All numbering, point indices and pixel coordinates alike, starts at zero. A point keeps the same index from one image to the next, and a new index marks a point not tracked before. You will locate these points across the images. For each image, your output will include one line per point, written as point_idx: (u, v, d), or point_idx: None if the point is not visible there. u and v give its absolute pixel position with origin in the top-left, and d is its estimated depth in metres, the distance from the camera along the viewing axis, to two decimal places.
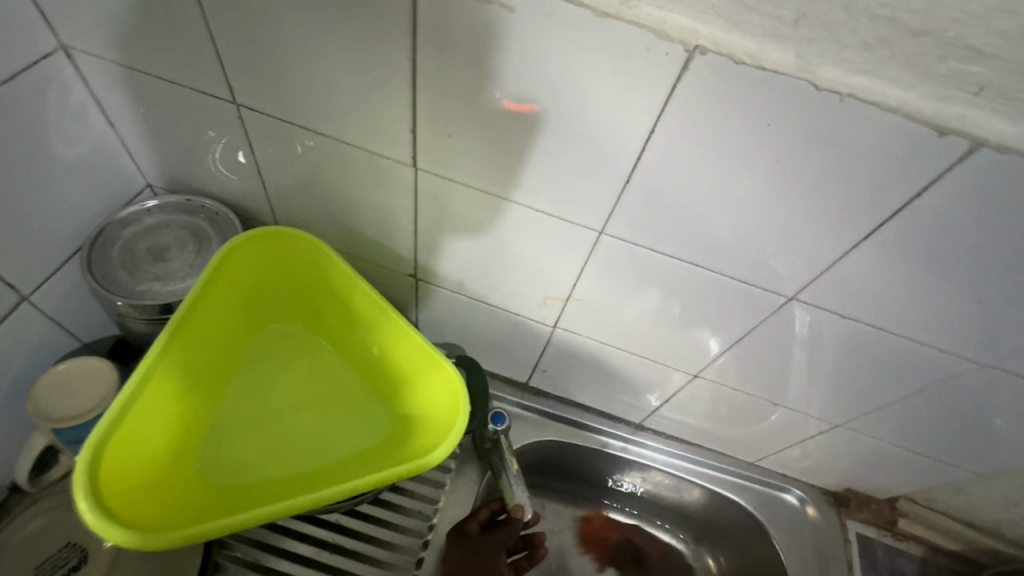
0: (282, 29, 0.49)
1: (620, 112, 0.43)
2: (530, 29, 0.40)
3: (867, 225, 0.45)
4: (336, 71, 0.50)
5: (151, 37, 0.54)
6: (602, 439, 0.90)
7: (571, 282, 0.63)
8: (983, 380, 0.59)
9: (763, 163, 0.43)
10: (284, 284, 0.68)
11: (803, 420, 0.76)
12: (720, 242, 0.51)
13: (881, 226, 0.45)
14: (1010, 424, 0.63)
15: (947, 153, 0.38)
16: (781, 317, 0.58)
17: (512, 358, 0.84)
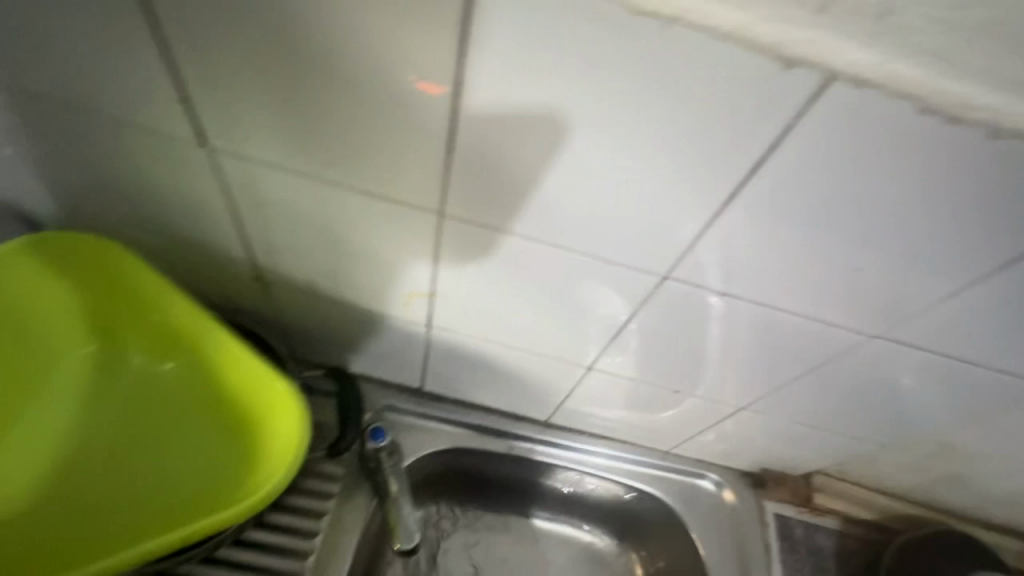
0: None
1: (421, 60, 0.34)
2: None
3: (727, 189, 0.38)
4: (68, 26, 0.39)
5: None
6: (507, 442, 0.82)
7: (429, 275, 0.54)
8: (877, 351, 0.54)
9: (596, 118, 0.35)
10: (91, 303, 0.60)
11: (709, 403, 0.70)
12: (574, 218, 0.43)
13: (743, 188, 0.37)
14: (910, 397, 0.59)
15: (797, 92, 0.31)
16: (661, 300, 0.51)
17: (395, 364, 0.74)
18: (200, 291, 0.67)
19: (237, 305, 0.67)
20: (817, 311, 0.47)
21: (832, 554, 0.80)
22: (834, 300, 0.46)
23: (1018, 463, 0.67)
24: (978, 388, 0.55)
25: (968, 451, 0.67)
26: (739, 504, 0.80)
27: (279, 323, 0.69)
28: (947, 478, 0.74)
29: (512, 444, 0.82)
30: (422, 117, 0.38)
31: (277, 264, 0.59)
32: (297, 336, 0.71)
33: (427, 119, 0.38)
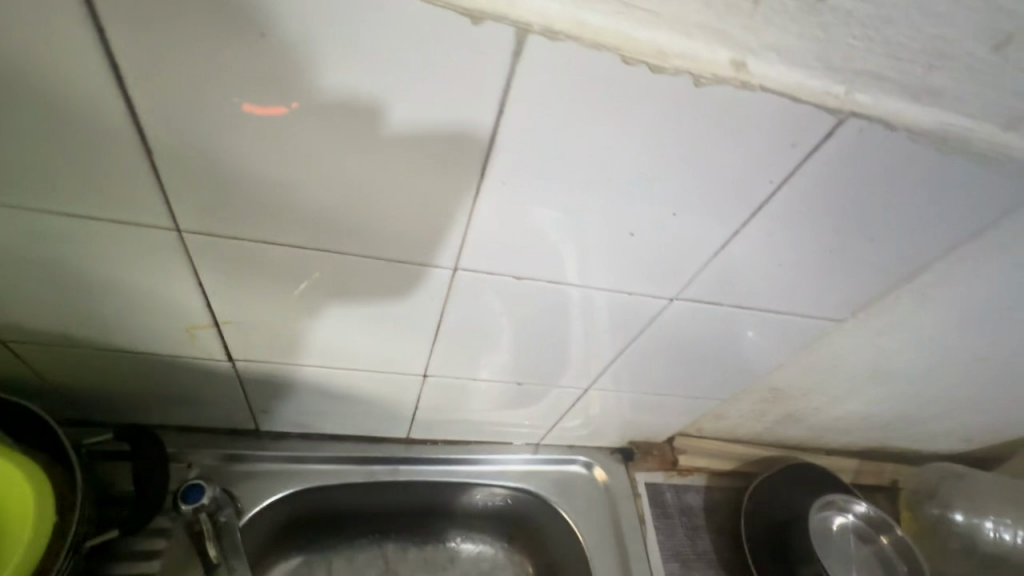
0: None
1: (55, 43, 0.27)
2: None
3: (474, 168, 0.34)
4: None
5: None
6: (366, 469, 0.75)
7: (203, 303, 0.47)
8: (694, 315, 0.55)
9: (300, 98, 0.30)
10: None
11: (560, 390, 0.69)
12: (330, 219, 0.38)
13: (493, 166, 0.34)
14: (734, 354, 0.61)
15: (499, 51, 0.28)
16: (462, 295, 0.47)
17: (214, 407, 0.65)
18: None
19: None
20: (618, 284, 0.46)
21: (702, 510, 0.83)
22: (628, 273, 0.44)
23: (834, 395, 0.73)
24: (787, 335, 0.56)
25: (794, 393, 0.72)
26: (611, 481, 0.80)
27: (49, 385, 0.57)
28: (784, 417, 0.79)
29: (372, 470, 0.75)
30: (94, 114, 0.31)
31: (7, 316, 0.48)
32: (78, 396, 0.59)
33: (102, 117, 0.31)
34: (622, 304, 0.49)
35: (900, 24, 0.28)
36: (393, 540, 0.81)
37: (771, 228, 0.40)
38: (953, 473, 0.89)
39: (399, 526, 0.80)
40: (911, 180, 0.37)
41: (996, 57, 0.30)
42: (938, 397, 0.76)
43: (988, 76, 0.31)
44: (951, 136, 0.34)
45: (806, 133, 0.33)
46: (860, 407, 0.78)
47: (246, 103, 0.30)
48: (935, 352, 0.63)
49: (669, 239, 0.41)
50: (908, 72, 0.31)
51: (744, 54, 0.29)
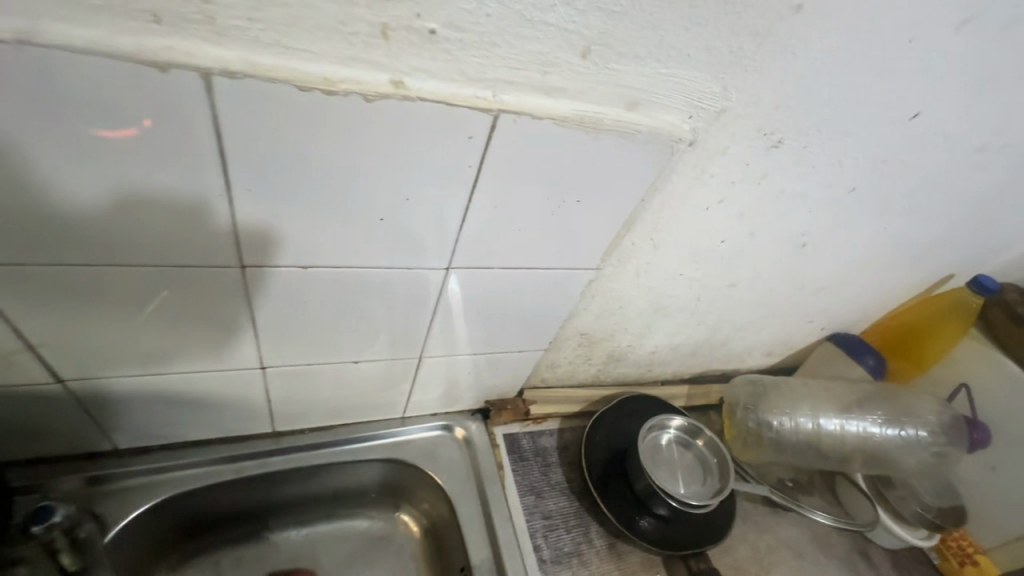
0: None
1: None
2: None
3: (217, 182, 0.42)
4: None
5: None
6: (236, 466, 0.80)
7: (12, 329, 0.51)
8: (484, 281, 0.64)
9: (34, 136, 0.36)
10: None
11: (401, 365, 0.78)
12: (106, 233, 0.44)
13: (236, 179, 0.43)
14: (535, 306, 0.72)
15: (191, 91, 0.36)
16: (263, 289, 0.54)
17: (60, 433, 0.67)
18: None
19: None
20: (395, 261, 0.55)
21: (556, 449, 0.96)
22: (402, 250, 0.54)
23: (637, 331, 0.88)
24: (567, 287, 0.69)
25: (604, 335, 0.86)
26: (473, 438, 0.91)
27: None
28: (608, 357, 0.94)
29: (242, 466, 0.80)
30: None
31: None
32: None
33: None
34: (409, 280, 0.59)
35: (502, 45, 0.39)
36: (285, 526, 0.87)
37: (495, 202, 0.51)
38: (755, 381, 1.09)
39: (287, 512, 0.86)
40: (580, 154, 0.49)
41: (586, 61, 0.42)
42: (723, 321, 0.94)
43: (590, 75, 0.43)
44: (589, 119, 0.46)
45: (475, 129, 0.43)
46: (665, 339, 0.94)
47: (102, 129, 0.37)
48: (693, 284, 0.79)
49: (416, 218, 0.50)
50: (532, 77, 0.42)
51: (399, 75, 0.39)
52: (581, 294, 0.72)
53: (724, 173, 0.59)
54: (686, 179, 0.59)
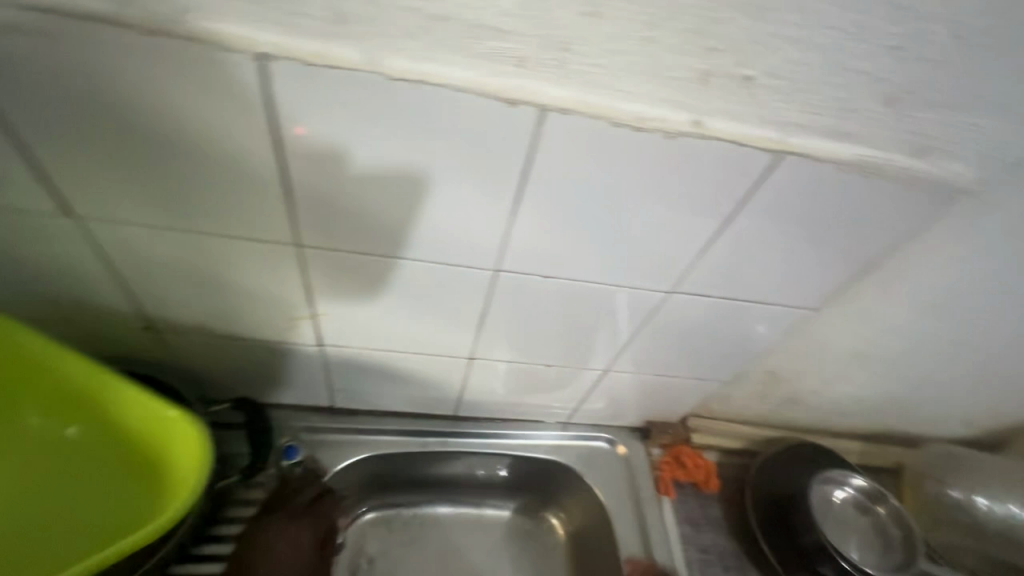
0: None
1: (236, 129, 0.42)
2: (112, 68, 0.38)
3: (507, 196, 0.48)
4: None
5: None
6: (420, 441, 0.89)
7: (307, 300, 0.62)
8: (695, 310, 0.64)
9: (391, 149, 0.43)
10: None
11: (582, 374, 0.81)
12: (407, 231, 0.51)
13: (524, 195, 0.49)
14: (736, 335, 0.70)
15: (527, 122, 0.41)
16: (501, 292, 0.60)
17: (302, 386, 0.80)
18: (98, 351, 0.69)
19: (127, 354, 0.70)
20: (624, 282, 0.58)
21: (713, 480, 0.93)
22: (638, 270, 0.56)
23: (827, 377, 0.83)
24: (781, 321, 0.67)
25: (788, 374, 0.83)
26: (632, 455, 0.92)
27: (176, 365, 0.73)
28: (785, 399, 0.90)
29: (425, 441, 0.89)
30: (254, 170, 0.45)
31: (163, 311, 0.63)
32: (198, 374, 0.75)
33: (260, 171, 0.45)
34: (627, 298, 0.62)
35: (810, 91, 0.40)
36: (453, 497, 0.96)
37: (744, 236, 0.52)
38: (950, 452, 0.97)
39: (457, 486, 0.95)
40: (845, 198, 0.48)
41: (888, 108, 0.41)
42: (927, 381, 0.85)
43: (887, 122, 0.42)
44: (869, 164, 0.45)
45: (753, 167, 0.45)
46: (853, 390, 0.87)
47: (333, 137, 0.42)
48: (911, 337, 0.73)
49: (662, 243, 0.53)
50: (826, 121, 0.42)
51: (701, 115, 0.41)
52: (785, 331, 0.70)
53: (990, 226, 0.55)
54: (943, 229, 0.55)
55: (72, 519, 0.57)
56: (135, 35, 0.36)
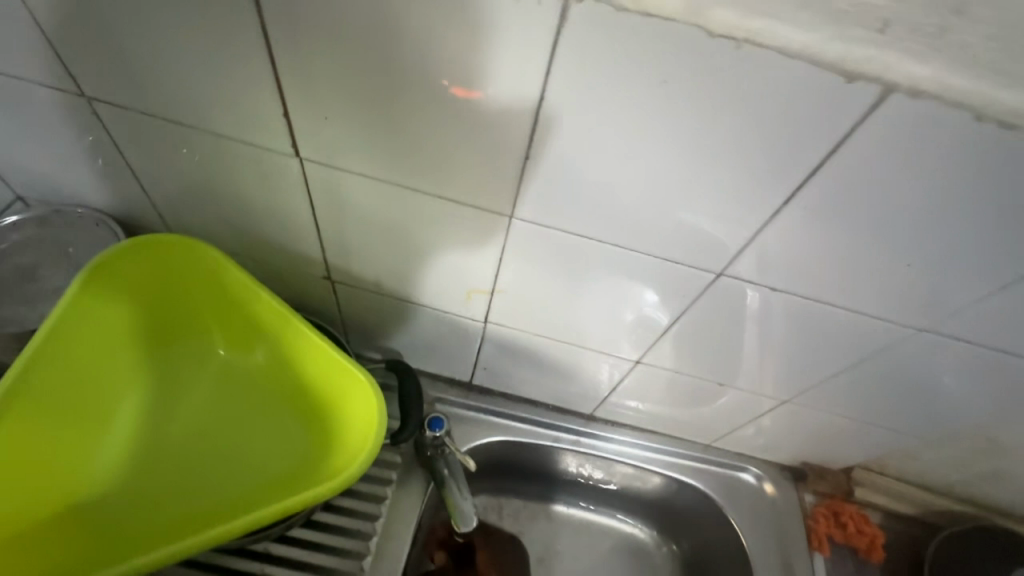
0: None
1: (463, 85, 0.39)
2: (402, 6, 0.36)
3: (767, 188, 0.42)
4: (176, 37, 0.42)
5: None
6: (553, 434, 0.85)
7: (493, 275, 0.59)
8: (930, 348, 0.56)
9: (669, 125, 0.38)
10: (140, 299, 0.58)
11: (750, 397, 0.73)
12: (638, 215, 0.47)
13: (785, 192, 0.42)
14: (950, 381, 0.61)
15: (858, 101, 0.34)
16: (715, 296, 0.55)
17: (449, 359, 0.79)
18: (276, 291, 0.71)
19: (301, 300, 0.71)
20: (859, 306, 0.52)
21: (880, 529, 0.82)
22: (880, 298, 0.50)
23: None
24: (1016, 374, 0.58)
25: (1008, 444, 0.69)
26: (780, 498, 0.83)
27: (340, 318, 0.73)
28: (988, 472, 0.75)
29: (558, 436, 0.85)
30: (501, 129, 0.42)
31: (347, 263, 0.63)
32: (358, 330, 0.75)
33: (507, 130, 0.42)
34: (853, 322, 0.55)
35: None
36: (574, 498, 0.92)
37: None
38: None
39: (580, 489, 0.91)
40: None
41: None
42: None
43: None
44: None
45: None
46: None
47: (622, 91, 0.37)
48: None
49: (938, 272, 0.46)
50: None
51: None
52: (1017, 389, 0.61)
53: None
54: None
55: (248, 456, 0.58)
56: None
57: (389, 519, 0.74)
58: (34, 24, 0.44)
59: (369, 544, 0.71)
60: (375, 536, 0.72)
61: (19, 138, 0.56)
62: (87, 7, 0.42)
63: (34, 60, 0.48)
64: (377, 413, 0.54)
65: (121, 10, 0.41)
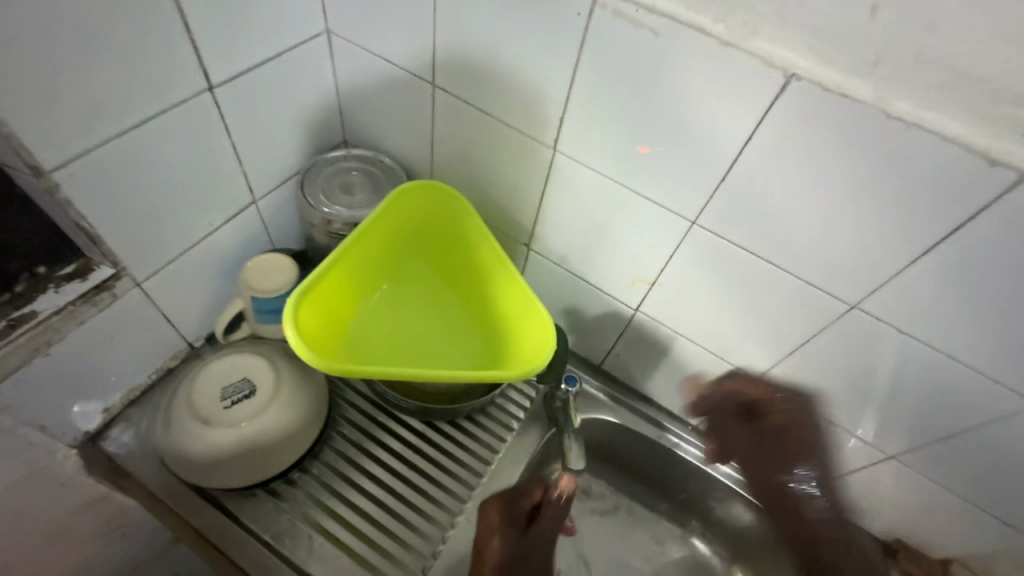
0: (471, 23, 0.66)
1: (673, 149, 0.61)
2: (666, 59, 0.54)
3: (908, 240, 0.53)
4: (508, 55, 0.66)
5: (399, 28, 0.73)
6: (658, 432, 0.96)
7: (659, 267, 0.75)
8: None
9: (843, 175, 0.52)
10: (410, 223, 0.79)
11: (856, 450, 0.78)
12: (793, 239, 0.60)
13: (925, 243, 0.52)
14: None
15: (996, 183, 0.46)
16: (845, 326, 0.64)
17: (591, 338, 0.95)
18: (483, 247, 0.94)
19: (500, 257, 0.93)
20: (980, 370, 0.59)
21: None
22: (1000, 361, 0.57)
23: None
24: None
25: None
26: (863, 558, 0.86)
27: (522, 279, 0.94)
28: None
29: (662, 435, 0.96)
30: (712, 155, 0.59)
31: (548, 235, 0.83)
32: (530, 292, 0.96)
33: (714, 156, 0.58)
34: (980, 390, 0.60)
35: None
36: (657, 500, 1.03)
37: None
38: None
39: (668, 497, 1.02)
40: None
41: None
42: None
43: None
44: None
45: None
46: None
47: (813, 144, 0.52)
48: None
49: None
50: None
51: None
52: None
53: None
54: None
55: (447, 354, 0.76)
56: (713, 43, 0.51)
57: (511, 442, 0.92)
58: (424, 33, 0.71)
59: (493, 455, 0.90)
60: (500, 452, 0.90)
61: (372, 101, 0.86)
62: (461, 29, 0.67)
63: (408, 53, 0.75)
64: (549, 342, 0.71)
65: (482, 33, 0.66)
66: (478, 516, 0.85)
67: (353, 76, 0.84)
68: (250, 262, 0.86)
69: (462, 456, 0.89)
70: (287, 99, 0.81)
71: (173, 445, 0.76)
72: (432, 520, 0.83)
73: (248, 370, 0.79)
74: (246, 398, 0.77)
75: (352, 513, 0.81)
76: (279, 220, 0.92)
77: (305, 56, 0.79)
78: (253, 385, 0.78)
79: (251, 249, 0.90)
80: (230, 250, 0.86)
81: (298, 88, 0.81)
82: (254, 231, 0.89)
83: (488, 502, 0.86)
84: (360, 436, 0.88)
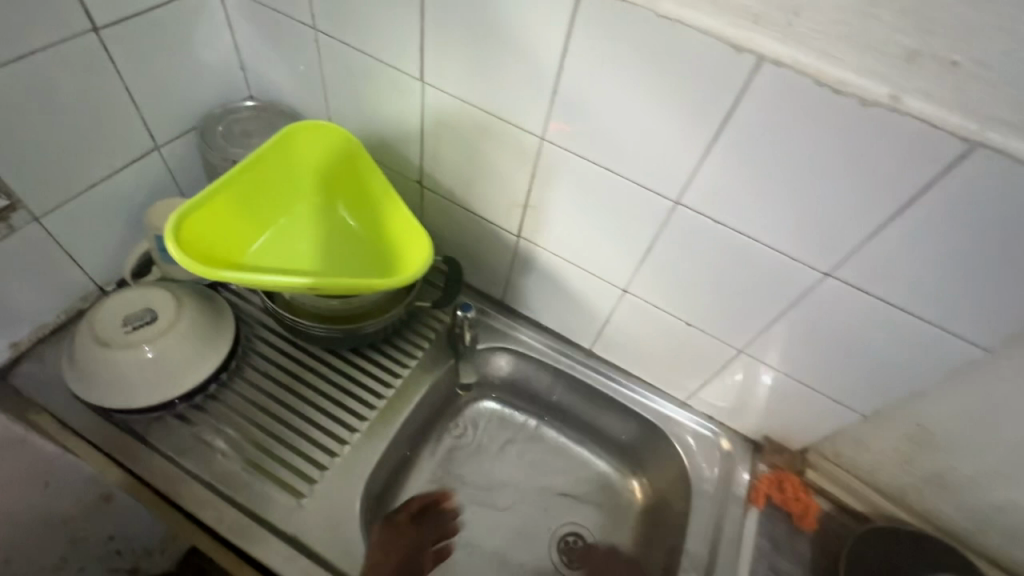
0: None
1: (513, 69, 0.68)
2: None
3: (700, 131, 0.61)
4: None
5: None
6: (555, 356, 1.04)
7: (526, 189, 0.82)
8: (840, 304, 0.69)
9: (640, 76, 0.60)
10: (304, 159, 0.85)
11: (714, 350, 0.87)
12: (618, 143, 0.68)
13: (711, 133, 0.61)
14: (858, 350, 0.73)
15: (745, 68, 0.54)
16: (675, 226, 0.73)
17: (488, 272, 1.02)
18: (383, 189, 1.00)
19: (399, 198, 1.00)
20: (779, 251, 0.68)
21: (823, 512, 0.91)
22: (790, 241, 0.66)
23: (983, 457, 0.75)
24: (926, 351, 0.68)
25: (940, 435, 0.76)
26: (734, 453, 0.95)
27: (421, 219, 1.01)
28: (929, 472, 0.82)
29: (558, 359, 1.04)
30: (542, 70, 0.66)
31: (434, 169, 0.91)
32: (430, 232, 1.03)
33: (544, 71, 0.66)
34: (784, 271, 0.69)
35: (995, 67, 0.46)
36: (560, 424, 1.10)
37: (902, 250, 0.60)
38: None
39: (570, 419, 1.08)
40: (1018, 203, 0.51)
41: None
42: None
43: None
44: None
45: (943, 153, 0.52)
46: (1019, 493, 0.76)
47: (613, 50, 0.60)
48: None
49: (829, 221, 0.61)
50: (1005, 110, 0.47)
51: (900, 92, 0.50)
52: (932, 364, 0.69)
53: None
54: None
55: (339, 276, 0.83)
56: None
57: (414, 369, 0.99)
58: None
59: (395, 380, 0.97)
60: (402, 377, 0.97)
61: (267, 52, 0.92)
62: None
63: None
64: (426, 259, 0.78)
65: None
66: (378, 433, 0.91)
67: (246, 28, 0.90)
68: (156, 205, 0.91)
69: (365, 381, 0.95)
70: (181, 48, 0.86)
71: (78, 368, 0.81)
72: (334, 436, 0.89)
73: (150, 300, 0.83)
74: (149, 323, 0.81)
75: (256, 431, 0.87)
76: (185, 169, 0.97)
77: (196, 6, 0.85)
78: (155, 312, 0.83)
79: (156, 196, 0.95)
80: (133, 194, 0.91)
81: (192, 38, 0.87)
82: (158, 178, 0.93)
83: (389, 421, 0.93)
84: (269, 365, 0.94)
